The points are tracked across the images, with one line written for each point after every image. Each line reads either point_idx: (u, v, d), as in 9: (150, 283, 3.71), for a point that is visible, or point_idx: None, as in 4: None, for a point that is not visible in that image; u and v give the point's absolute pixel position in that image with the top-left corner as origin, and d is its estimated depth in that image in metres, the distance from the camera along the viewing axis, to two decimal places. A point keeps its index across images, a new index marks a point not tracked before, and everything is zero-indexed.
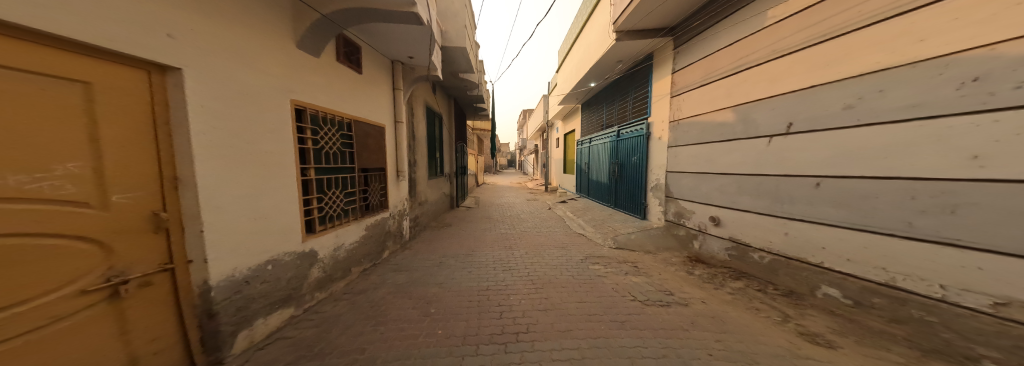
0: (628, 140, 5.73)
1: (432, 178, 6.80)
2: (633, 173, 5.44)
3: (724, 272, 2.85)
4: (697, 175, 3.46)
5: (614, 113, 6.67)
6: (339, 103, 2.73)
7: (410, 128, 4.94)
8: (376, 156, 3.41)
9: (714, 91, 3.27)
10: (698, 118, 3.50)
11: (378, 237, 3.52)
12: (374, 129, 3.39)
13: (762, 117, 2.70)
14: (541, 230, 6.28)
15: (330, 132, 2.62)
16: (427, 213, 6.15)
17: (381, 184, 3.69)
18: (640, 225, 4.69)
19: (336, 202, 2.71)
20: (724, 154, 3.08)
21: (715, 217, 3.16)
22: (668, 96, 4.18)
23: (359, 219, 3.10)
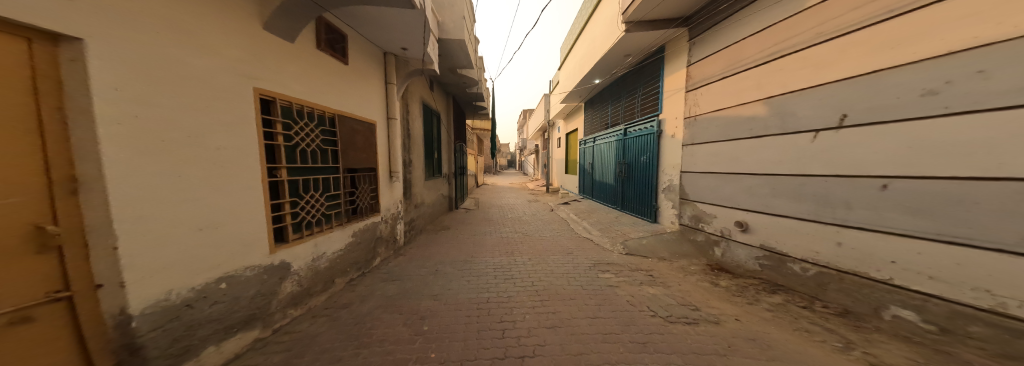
0: (636, 138, 5.42)
1: (429, 179, 6.49)
2: (642, 173, 5.13)
3: (757, 284, 2.55)
4: (719, 175, 3.17)
5: (620, 110, 6.37)
6: (318, 96, 2.43)
7: (406, 126, 4.64)
8: (365, 155, 3.11)
9: (739, 83, 2.97)
10: (720, 112, 3.21)
11: (368, 243, 3.21)
12: (363, 125, 3.08)
13: (803, 109, 2.40)
14: (544, 233, 5.97)
15: (308, 126, 2.32)
16: (423, 216, 5.83)
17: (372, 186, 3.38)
18: (651, 229, 4.39)
19: (316, 207, 2.39)
20: (753, 152, 2.79)
21: (742, 222, 2.87)
22: (682, 90, 3.88)
23: (345, 225, 2.79)
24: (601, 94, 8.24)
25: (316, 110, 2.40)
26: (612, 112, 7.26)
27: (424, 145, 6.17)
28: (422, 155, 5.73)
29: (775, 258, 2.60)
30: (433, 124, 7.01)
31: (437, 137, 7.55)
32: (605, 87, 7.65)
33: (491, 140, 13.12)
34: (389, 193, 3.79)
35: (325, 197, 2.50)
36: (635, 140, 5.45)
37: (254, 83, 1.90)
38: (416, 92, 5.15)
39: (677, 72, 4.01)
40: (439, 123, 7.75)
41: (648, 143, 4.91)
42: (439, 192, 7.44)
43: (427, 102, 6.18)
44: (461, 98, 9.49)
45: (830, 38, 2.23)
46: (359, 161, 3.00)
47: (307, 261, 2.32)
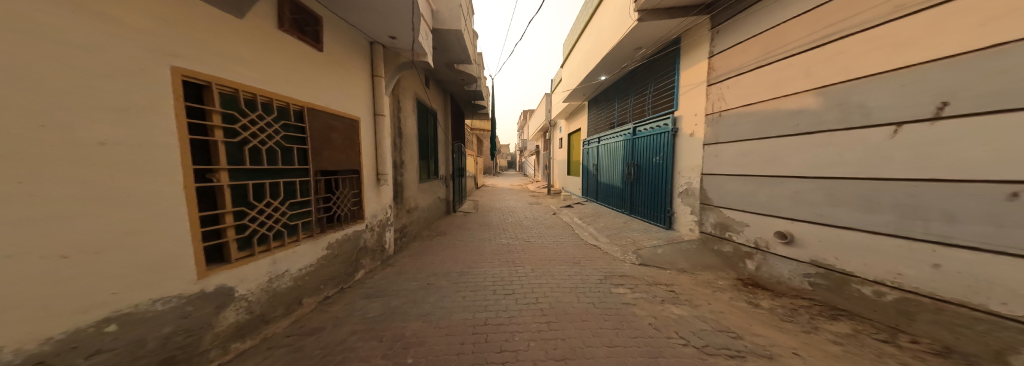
0: (647, 137, 5.03)
1: (424, 182, 6.10)
2: (654, 175, 4.75)
3: (811, 307, 2.16)
4: (752, 179, 2.81)
5: (629, 108, 5.99)
6: (279, 83, 2.06)
7: (397, 124, 4.27)
8: (346, 155, 2.74)
9: (781, 72, 2.60)
10: (753, 107, 2.84)
11: (348, 255, 2.81)
12: (342, 121, 2.70)
13: (874, 99, 2.02)
14: (548, 240, 5.56)
15: (263, 120, 1.94)
16: (417, 221, 5.44)
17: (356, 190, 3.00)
18: (666, 237, 4.00)
19: (272, 217, 2.01)
20: (800, 152, 2.43)
21: (785, 233, 2.51)
22: (704, 84, 3.51)
23: (317, 236, 2.41)
24: (607, 92, 7.86)
25: (275, 103, 2.03)
26: (619, 111, 6.89)
27: (419, 146, 5.78)
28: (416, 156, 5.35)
29: (835, 278, 2.21)
30: (429, 123, 6.64)
31: (433, 137, 7.17)
32: (611, 84, 7.27)
33: (491, 141, 12.75)
34: (376, 198, 3.40)
35: (287, 204, 2.12)
36: (646, 140, 5.07)
37: (173, 61, 1.51)
38: (408, 88, 4.77)
39: (698, 64, 3.63)
40: (436, 123, 7.38)
41: (662, 142, 4.54)
42: (435, 195, 7.05)
43: (421, 100, 5.81)
44: (458, 97, 9.13)
45: (915, 11, 1.85)
46: (338, 162, 2.63)
47: (259, 282, 1.94)
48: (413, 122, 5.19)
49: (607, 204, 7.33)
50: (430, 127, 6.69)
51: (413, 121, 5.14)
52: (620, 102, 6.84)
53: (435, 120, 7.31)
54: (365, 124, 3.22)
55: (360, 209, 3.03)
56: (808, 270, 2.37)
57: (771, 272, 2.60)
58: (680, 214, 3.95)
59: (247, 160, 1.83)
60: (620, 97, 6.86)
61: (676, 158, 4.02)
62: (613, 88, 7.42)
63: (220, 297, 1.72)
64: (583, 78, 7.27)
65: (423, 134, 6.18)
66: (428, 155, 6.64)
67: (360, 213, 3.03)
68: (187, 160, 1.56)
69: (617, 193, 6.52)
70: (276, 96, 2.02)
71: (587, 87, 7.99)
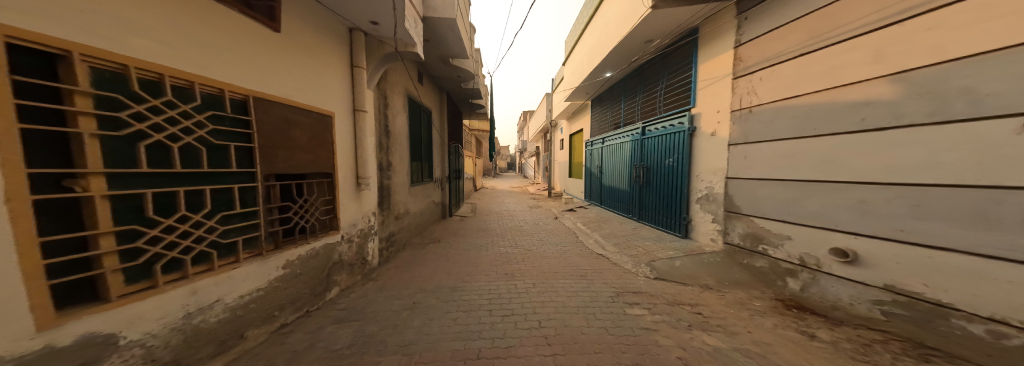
0: (658, 138, 4.65)
1: (417, 185, 5.69)
2: (667, 179, 4.36)
3: (895, 341, 1.75)
4: (799, 184, 2.43)
5: (636, 107, 5.65)
6: (209, 65, 1.64)
7: (383, 123, 3.87)
8: (312, 155, 2.33)
9: (837, 57, 2.20)
10: (797, 99, 2.44)
11: (313, 273, 2.40)
12: (306, 116, 2.28)
13: (989, 83, 1.60)
14: (550, 250, 5.16)
15: (173, 110, 1.51)
16: (407, 229, 5.01)
17: (329, 197, 2.61)
18: (682, 247, 3.60)
19: (192, 235, 1.61)
20: (868, 152, 2.03)
21: (846, 251, 2.13)
22: (728, 77, 3.13)
23: (269, 252, 2.03)
24: (612, 90, 7.47)
25: (195, 88, 1.60)
26: (625, 110, 6.51)
27: (410, 147, 5.39)
28: (406, 158, 4.95)
29: (927, 309, 1.80)
30: (422, 122, 6.25)
31: (427, 137, 6.78)
32: (617, 81, 6.89)
33: (490, 142, 12.34)
34: (354, 205, 2.98)
35: (217, 218, 1.71)
36: (656, 140, 4.69)
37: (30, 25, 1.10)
38: (396, 83, 4.38)
39: (722, 54, 3.22)
40: (430, 123, 6.97)
41: (675, 143, 4.16)
42: (429, 200, 6.64)
43: (413, 98, 5.42)
44: (454, 95, 8.73)
45: None
46: (301, 165, 2.21)
47: (167, 320, 1.50)
48: (404, 122, 4.80)
49: (613, 209, 6.93)
50: (423, 127, 6.30)
51: (403, 119, 4.75)
52: (627, 100, 6.46)
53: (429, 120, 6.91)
54: (343, 121, 2.82)
55: (331, 219, 2.61)
56: (877, 294, 1.99)
57: (832, 297, 2.19)
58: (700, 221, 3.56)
59: (144, 162, 1.40)
60: (626, 95, 6.48)
61: (693, 160, 3.64)
62: (618, 86, 7.03)
63: (87, 350, 1.25)
64: (587, 75, 6.88)
65: (415, 133, 5.79)
66: (422, 157, 6.25)
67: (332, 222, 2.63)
68: (12, 152, 1.08)
69: (624, 197, 6.12)
70: (198, 79, 1.59)
71: (590, 84, 7.61)
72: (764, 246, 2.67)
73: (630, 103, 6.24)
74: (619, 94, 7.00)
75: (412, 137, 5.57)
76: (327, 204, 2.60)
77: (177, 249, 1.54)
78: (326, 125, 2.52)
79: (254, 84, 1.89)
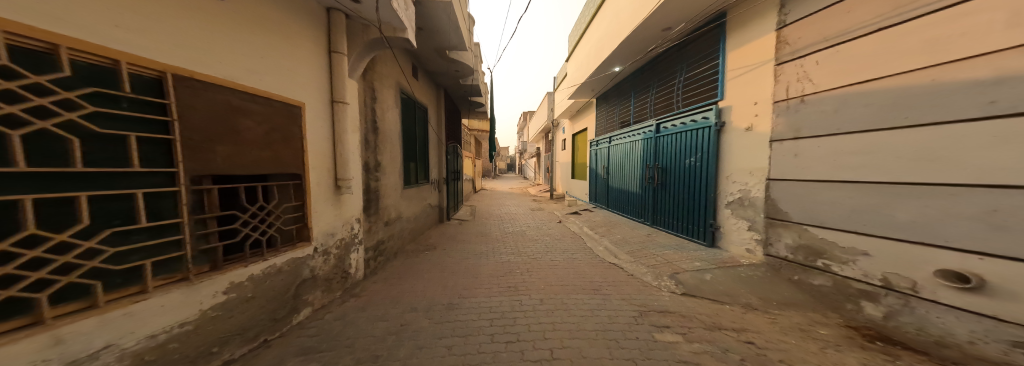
0: (673, 135, 4.26)
1: (411, 188, 5.28)
2: (685, 180, 3.98)
3: None
4: (878, 189, 2.05)
5: (647, 103, 5.27)
6: (91, 24, 1.19)
7: (370, 118, 3.46)
8: (268, 153, 1.90)
9: (937, 30, 1.80)
10: (873, 83, 2.07)
11: (269, 296, 1.96)
12: (260, 105, 1.85)
13: None
14: (556, 259, 4.75)
15: (11, 83, 1.03)
16: (398, 235, 4.59)
17: (297, 204, 2.18)
18: (710, 259, 3.20)
19: (51, 262, 1.13)
20: (984, 144, 1.64)
21: (958, 273, 1.73)
22: (770, 62, 2.78)
23: (204, 272, 1.61)
24: (620, 86, 7.09)
25: (60, 54, 1.13)
26: (634, 107, 6.13)
27: (404, 146, 4.97)
28: (399, 158, 4.54)
29: None
30: (417, 120, 5.85)
31: (423, 136, 6.38)
32: (626, 76, 6.51)
33: (490, 142, 11.95)
34: (332, 211, 2.56)
35: (102, 235, 1.24)
36: (672, 138, 4.29)
37: None
38: (386, 76, 3.97)
39: (760, 38, 2.87)
40: (426, 121, 6.57)
41: (695, 141, 3.76)
42: (424, 203, 6.22)
43: (406, 93, 5.03)
44: (452, 91, 8.33)
45: None
46: (249, 166, 1.78)
47: None
48: (395, 119, 4.40)
49: (622, 213, 6.52)
50: (418, 125, 5.89)
51: (394, 116, 4.34)
52: (637, 97, 6.07)
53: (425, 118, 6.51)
54: (319, 113, 2.41)
55: (294, 230, 2.18)
56: (1019, 334, 1.52)
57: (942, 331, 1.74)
58: (734, 228, 3.23)
59: None
60: (636, 92, 6.10)
61: (723, 160, 3.33)
62: (627, 81, 6.65)
63: None
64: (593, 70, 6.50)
65: (410, 132, 5.38)
66: (417, 157, 5.84)
67: (296, 234, 2.20)
68: None
69: (635, 201, 5.72)
70: (63, 42, 1.12)
71: (596, 81, 7.23)
72: (825, 262, 2.33)
73: (640, 99, 5.86)
74: (627, 90, 6.62)
75: (405, 136, 5.16)
76: (292, 211, 2.17)
77: (18, 286, 1.05)
78: (293, 117, 2.11)
79: (180, 58, 1.46)
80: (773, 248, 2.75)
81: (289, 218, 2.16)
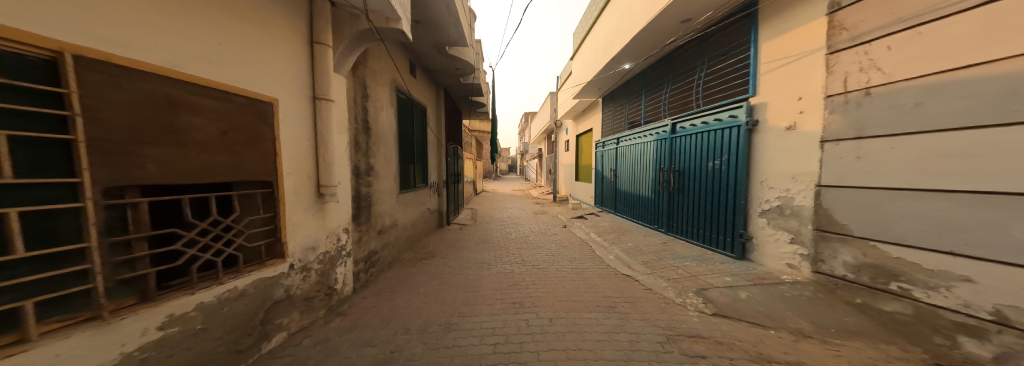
0: (692, 136, 3.93)
1: (408, 192, 4.94)
2: (706, 185, 3.65)
3: None
4: (980, 205, 1.75)
5: (662, 102, 4.98)
6: None
7: (360, 117, 3.14)
8: (219, 157, 1.58)
9: None
10: (974, 71, 1.76)
11: (225, 326, 1.63)
12: (210, 99, 1.53)
13: None
14: (564, 269, 4.40)
15: None
16: (393, 243, 4.25)
17: (269, 216, 1.87)
18: (745, 276, 2.85)
19: None
20: None
21: None
22: (822, 50, 2.47)
23: (129, 307, 1.29)
24: (629, 85, 6.78)
25: None
26: (645, 106, 5.81)
27: (400, 147, 4.65)
28: (394, 160, 4.21)
29: None
30: (415, 119, 5.54)
31: (421, 137, 6.06)
32: (636, 74, 6.20)
33: (491, 144, 11.62)
34: (314, 222, 2.22)
35: None
36: (690, 140, 3.96)
37: None
38: (379, 71, 3.66)
39: (808, 25, 2.58)
40: (425, 122, 6.26)
41: (719, 142, 3.44)
42: (422, 208, 5.88)
43: (401, 91, 4.71)
44: (452, 90, 8.05)
45: None
46: (191, 175, 1.46)
47: None
48: (391, 118, 4.08)
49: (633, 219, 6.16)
50: (416, 125, 5.57)
51: (389, 114, 4.02)
52: (648, 95, 5.75)
53: (423, 118, 6.20)
54: (296, 110, 2.09)
55: (261, 247, 1.86)
56: None
57: None
58: (771, 240, 2.92)
59: None
60: (647, 90, 5.78)
61: (758, 162, 3.02)
62: (637, 79, 6.34)
63: None
64: (600, 68, 6.19)
65: (406, 132, 5.05)
66: (415, 159, 5.51)
67: (264, 252, 1.88)
68: None
69: (648, 206, 5.38)
70: None
71: (602, 79, 6.91)
72: (901, 285, 2.03)
73: (652, 98, 5.54)
74: (638, 88, 6.30)
75: (402, 137, 4.84)
76: (260, 225, 1.86)
77: None
78: (259, 113, 1.79)
79: (86, 34, 1.13)
80: (826, 263, 2.44)
81: (257, 232, 1.84)
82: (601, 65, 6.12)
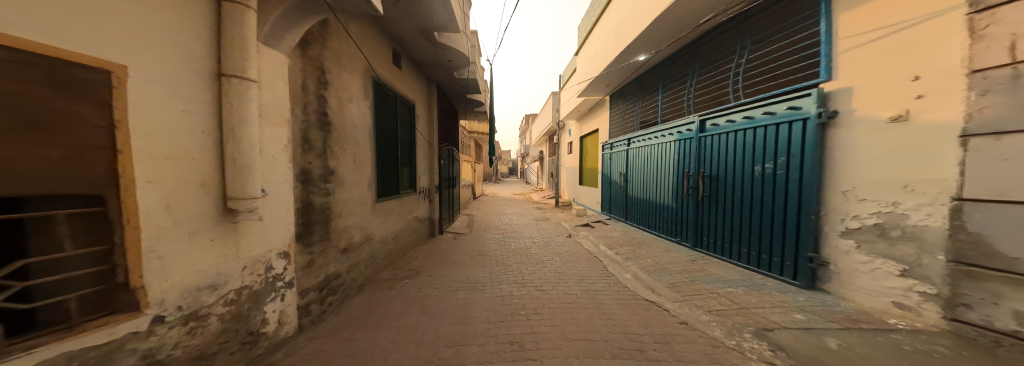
0: (734, 134, 3.28)
1: (390, 200, 4.27)
2: (756, 193, 2.99)
3: None
4: None
5: (685, 96, 4.40)
6: None
7: (313, 107, 2.48)
8: None
9: None
10: None
11: None
12: None
13: None
14: (573, 294, 3.70)
15: None
16: (367, 261, 3.57)
17: (73, 260, 1.24)
18: (831, 317, 2.15)
19: None
20: None
21: None
22: (958, 10, 1.81)
23: None
24: (641, 81, 6.21)
25: None
26: (661, 103, 5.21)
27: (378, 147, 3.99)
28: (370, 162, 3.56)
29: None
30: (399, 116, 4.91)
31: (407, 137, 5.42)
32: (650, 67, 5.63)
33: (490, 149, 10.80)
34: (213, 250, 1.55)
35: None
36: (731, 139, 3.30)
37: None
38: (348, 54, 3.03)
39: None
40: (412, 120, 5.63)
41: (776, 140, 2.79)
42: (408, 218, 5.21)
43: (380, 82, 4.09)
44: (444, 85, 7.47)
45: None
46: None
47: None
48: (365, 113, 3.46)
49: (647, 230, 5.50)
50: (400, 123, 4.95)
51: (363, 108, 3.38)
52: (665, 90, 5.16)
53: (408, 116, 5.57)
54: (181, 87, 1.43)
55: (71, 300, 1.23)
56: None
57: None
58: (863, 270, 2.24)
59: None
60: (663, 83, 5.19)
61: (841, 165, 2.36)
62: (650, 74, 5.78)
63: None
64: (611, 60, 5.55)
65: (388, 129, 4.40)
66: (400, 161, 4.87)
67: (78, 307, 1.24)
68: None
69: (667, 216, 4.73)
70: None
71: (611, 73, 6.28)
72: None
73: (669, 93, 4.95)
74: (652, 84, 5.72)
75: (382, 135, 4.18)
76: (72, 267, 1.24)
77: None
78: (66, 81, 1.14)
79: None
80: (975, 310, 1.77)
81: (55, 281, 1.20)
82: (611, 56, 5.47)
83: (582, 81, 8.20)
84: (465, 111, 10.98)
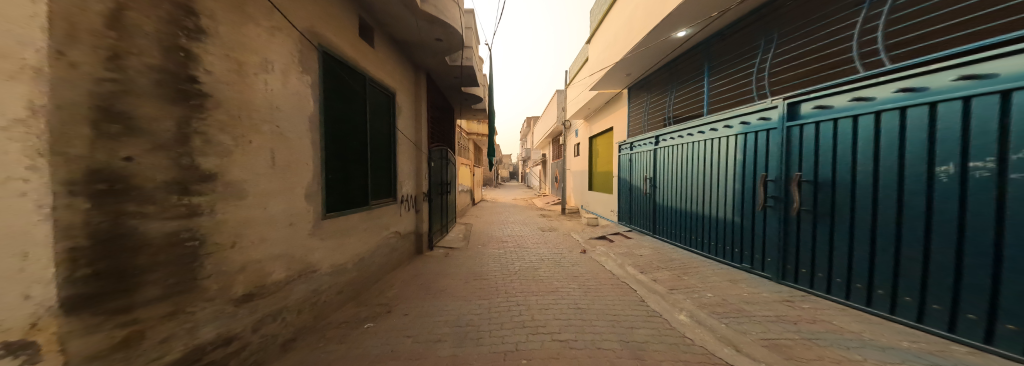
0: (893, 116, 2.43)
1: (352, 213, 3.26)
2: (940, 197, 2.18)
3: None
4: None
5: (757, 73, 3.96)
6: None
7: (150, 62, 1.56)
8: None
9: None
10: None
11: None
12: None
13: None
14: (609, 345, 2.62)
15: None
16: (301, 301, 2.52)
17: None
18: None
19: None
20: None
21: None
22: None
23: None
24: (673, 68, 5.72)
25: None
26: (707, 88, 4.79)
27: (332, 142, 3.00)
28: (310, 160, 2.58)
29: None
30: (372, 106, 3.96)
31: (385, 133, 4.45)
32: (688, 49, 5.14)
33: (490, 153, 9.72)
34: None
35: None
36: (890, 125, 2.44)
37: None
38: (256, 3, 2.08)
39: None
40: (392, 114, 4.68)
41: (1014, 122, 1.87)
42: (381, 235, 4.17)
43: (339, 58, 3.15)
44: (435, 74, 6.57)
45: None
46: None
47: None
48: (305, 92, 2.50)
49: (697, 245, 4.68)
50: (374, 115, 4.00)
51: (297, 84, 2.41)
52: (712, 72, 4.77)
53: (388, 108, 4.63)
54: None
55: None
56: None
57: None
58: None
59: None
60: (709, 65, 4.79)
61: None
62: (688, 57, 5.30)
63: None
64: (646, 34, 4.64)
65: (354, 118, 3.43)
66: (372, 162, 3.87)
67: None
68: None
69: (736, 227, 3.92)
70: None
71: (640, 54, 5.39)
72: None
73: (721, 75, 4.53)
74: (691, 69, 5.24)
75: (343, 127, 3.19)
76: None
77: None
78: None
79: None
80: None
81: None
82: (647, 28, 4.54)
83: (597, 72, 7.50)
84: (461, 108, 10.01)
